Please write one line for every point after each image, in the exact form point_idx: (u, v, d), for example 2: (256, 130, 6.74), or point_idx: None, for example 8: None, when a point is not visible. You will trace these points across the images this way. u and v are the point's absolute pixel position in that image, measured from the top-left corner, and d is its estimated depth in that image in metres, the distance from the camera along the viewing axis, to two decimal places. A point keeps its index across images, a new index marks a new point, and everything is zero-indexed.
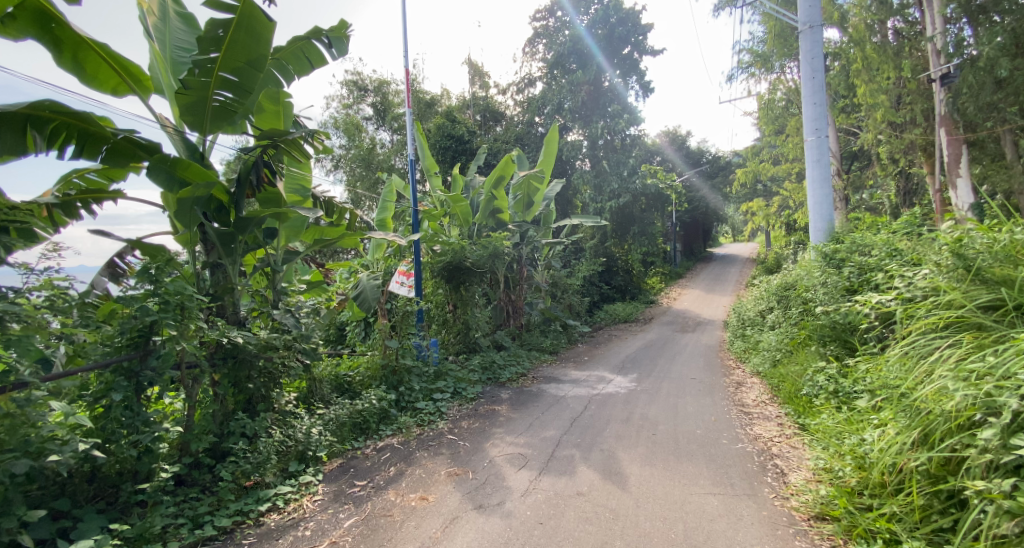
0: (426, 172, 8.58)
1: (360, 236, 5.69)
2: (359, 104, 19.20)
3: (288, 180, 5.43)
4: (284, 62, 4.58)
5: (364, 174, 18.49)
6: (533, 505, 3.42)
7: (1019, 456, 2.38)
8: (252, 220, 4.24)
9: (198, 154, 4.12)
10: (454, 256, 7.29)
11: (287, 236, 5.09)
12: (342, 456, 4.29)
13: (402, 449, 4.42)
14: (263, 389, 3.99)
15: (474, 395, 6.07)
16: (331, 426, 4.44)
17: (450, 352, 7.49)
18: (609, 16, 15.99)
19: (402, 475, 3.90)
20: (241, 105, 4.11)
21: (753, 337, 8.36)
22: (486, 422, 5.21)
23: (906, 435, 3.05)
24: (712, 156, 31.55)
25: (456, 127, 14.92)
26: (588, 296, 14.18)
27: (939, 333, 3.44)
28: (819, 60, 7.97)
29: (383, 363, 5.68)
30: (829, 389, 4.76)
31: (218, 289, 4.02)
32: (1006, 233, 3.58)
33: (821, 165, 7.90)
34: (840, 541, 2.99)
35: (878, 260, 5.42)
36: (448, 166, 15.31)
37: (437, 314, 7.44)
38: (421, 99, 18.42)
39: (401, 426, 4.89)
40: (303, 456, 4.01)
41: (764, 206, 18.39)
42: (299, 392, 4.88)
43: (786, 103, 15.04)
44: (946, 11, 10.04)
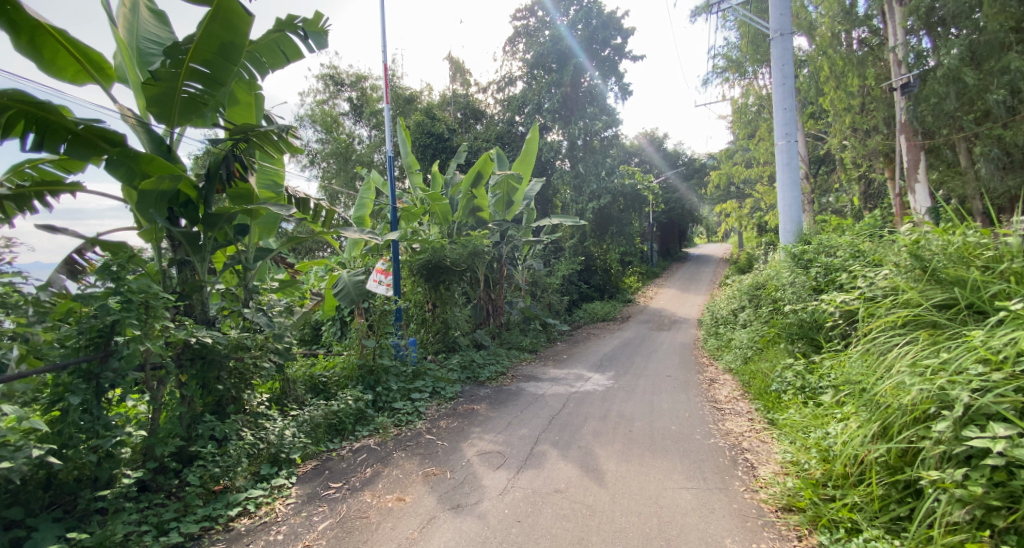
0: (406, 169, 8.53)
1: (336, 234, 5.57)
2: (334, 98, 18.91)
3: (261, 176, 5.32)
4: (257, 55, 4.49)
5: (341, 170, 18.29)
6: (510, 503, 3.46)
7: (970, 447, 2.53)
8: (222, 216, 4.15)
9: (164, 146, 4.03)
10: (433, 254, 7.27)
11: (259, 233, 5.01)
12: (316, 457, 4.25)
13: (379, 450, 4.41)
14: (233, 390, 3.94)
15: (453, 395, 6.05)
16: (305, 428, 4.41)
17: (429, 351, 7.47)
18: (588, 17, 16.14)
19: (378, 477, 3.89)
20: (212, 97, 4.02)
21: (725, 335, 8.57)
22: (464, 421, 5.22)
23: (866, 428, 3.20)
24: (688, 158, 32.37)
25: (436, 124, 14.95)
26: (567, 295, 14.33)
27: (898, 330, 3.59)
28: (790, 67, 8.18)
29: (360, 364, 5.68)
30: (797, 385, 4.92)
31: (186, 286, 3.94)
32: (960, 235, 3.74)
33: (791, 169, 8.13)
34: (805, 531, 3.11)
35: (842, 261, 5.61)
36: (427, 164, 15.28)
37: (416, 314, 7.34)
38: (400, 94, 18.31)
39: (378, 426, 4.87)
40: (276, 459, 3.98)
41: (737, 208, 18.87)
42: (272, 393, 4.84)
43: (758, 107, 15.45)
44: (906, 23, 10.51)
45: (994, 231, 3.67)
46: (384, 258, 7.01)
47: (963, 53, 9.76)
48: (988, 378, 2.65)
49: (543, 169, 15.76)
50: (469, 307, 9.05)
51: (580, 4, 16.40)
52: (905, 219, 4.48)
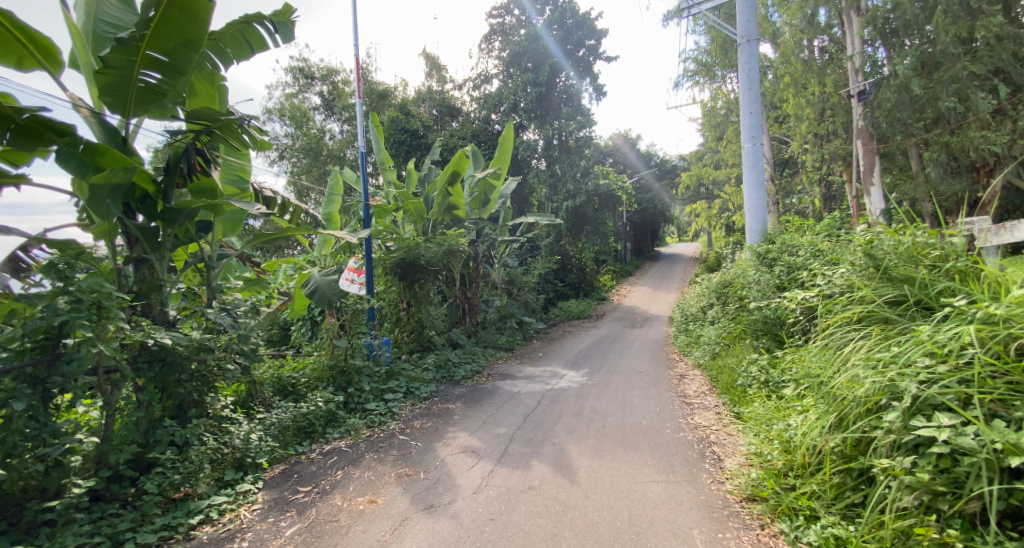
0: (380, 166, 8.45)
1: (307, 231, 5.43)
2: (304, 91, 18.56)
3: (225, 171, 5.15)
4: (221, 44, 4.33)
5: (311, 165, 17.96)
6: (484, 501, 3.49)
7: (917, 436, 2.68)
8: (182, 212, 4.07)
9: (119, 138, 3.90)
10: (407, 253, 7.23)
11: (223, 230, 4.88)
12: (285, 461, 4.20)
13: (350, 452, 4.37)
14: (195, 393, 3.86)
15: (428, 395, 6.05)
16: (272, 431, 4.35)
17: (403, 351, 7.43)
18: (563, 18, 16.31)
19: (349, 479, 3.87)
20: (172, 87, 3.93)
21: (695, 332, 8.80)
22: (438, 421, 5.23)
23: (824, 420, 3.36)
24: (660, 159, 33.22)
25: (410, 121, 14.89)
26: (543, 293, 14.46)
27: (854, 325, 3.77)
28: (756, 72, 8.43)
29: (331, 364, 5.59)
30: (761, 379, 5.11)
31: (143, 285, 3.85)
32: (910, 235, 3.94)
33: (757, 171, 8.40)
34: (767, 520, 3.25)
35: (804, 260, 5.81)
36: (401, 161, 15.21)
37: (390, 313, 7.33)
38: (374, 89, 18.10)
39: (349, 428, 4.83)
40: (241, 463, 3.92)
41: (707, 208, 19.38)
42: (238, 396, 4.78)
43: (726, 111, 15.92)
44: (863, 33, 11.14)
45: (940, 231, 3.87)
46: (357, 256, 6.92)
47: (915, 63, 10.26)
48: (934, 371, 2.80)
49: (520, 168, 15.91)
50: (445, 306, 9.03)
51: (555, 5, 16.56)
52: (859, 220, 4.67)
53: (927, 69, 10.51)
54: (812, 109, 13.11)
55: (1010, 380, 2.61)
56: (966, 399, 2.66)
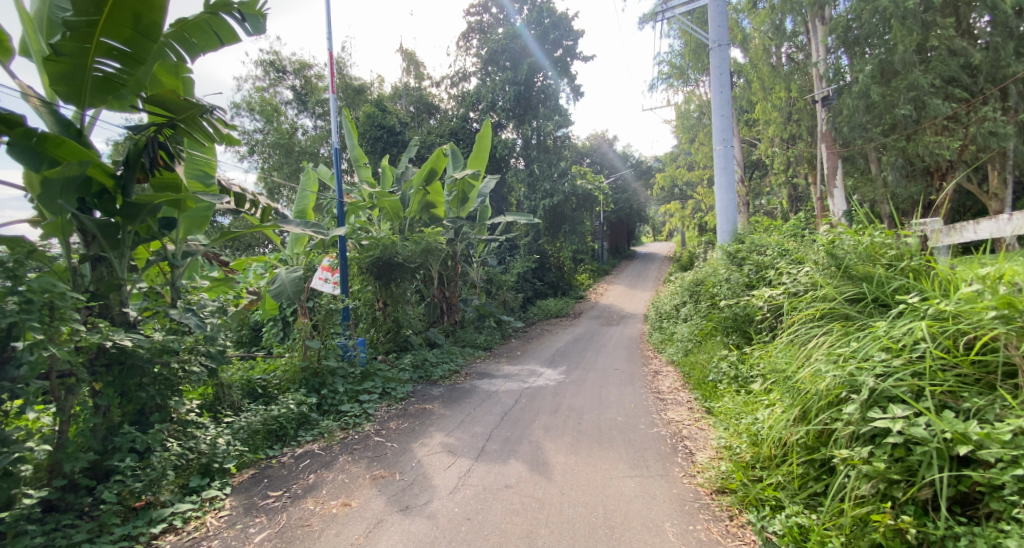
0: (354, 163, 8.36)
1: (275, 229, 5.34)
2: (275, 85, 18.20)
3: (189, 165, 5.05)
4: (186, 34, 4.21)
5: (284, 162, 17.64)
6: (461, 501, 3.51)
7: (874, 427, 2.81)
8: (142, 207, 3.97)
9: (74, 130, 3.77)
10: (383, 251, 7.16)
11: (187, 227, 4.76)
12: (254, 466, 4.13)
13: (322, 455, 4.34)
14: (158, 397, 3.68)
15: (404, 395, 6.04)
16: (241, 435, 4.26)
17: (380, 351, 7.38)
18: (541, 17, 16.44)
19: (322, 482, 3.85)
20: (130, 77, 3.83)
21: (668, 329, 8.97)
22: (415, 421, 5.23)
23: (788, 413, 3.49)
24: (636, 160, 33.77)
25: (387, 117, 14.80)
26: (522, 292, 14.55)
27: (816, 322, 3.91)
28: (727, 76, 8.65)
29: (304, 366, 5.53)
30: (731, 375, 5.26)
31: (101, 285, 3.73)
32: (868, 235, 4.11)
33: (727, 173, 8.61)
34: (736, 511, 3.37)
35: (771, 259, 5.98)
36: (377, 158, 15.09)
37: (365, 313, 7.05)
38: (349, 85, 17.87)
39: (322, 431, 4.80)
40: (207, 469, 3.84)
41: (680, 209, 19.79)
42: (205, 400, 4.68)
43: (699, 114, 16.31)
44: (827, 41, 11.56)
45: (897, 232, 4.05)
46: (331, 255, 6.83)
47: (874, 70, 10.70)
48: (889, 364, 2.94)
49: (498, 167, 15.98)
50: (423, 305, 8.99)
51: (533, 4, 16.68)
52: (822, 221, 4.84)
53: (886, 76, 10.96)
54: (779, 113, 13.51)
55: (958, 373, 2.76)
56: (918, 391, 2.79)
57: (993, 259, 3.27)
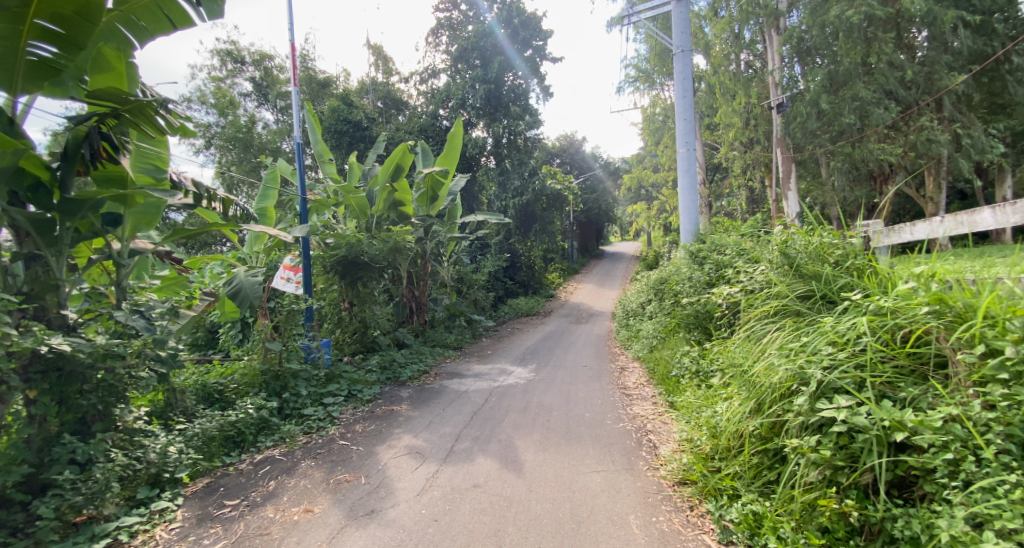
0: (318, 159, 8.22)
1: (236, 226, 5.19)
2: (233, 77, 17.68)
3: (137, 159, 4.56)
4: (131, 16, 3.96)
5: (242, 157, 17.08)
6: (428, 502, 3.53)
7: (822, 417, 2.96)
8: (83, 203, 3.81)
9: (5, 118, 3.58)
10: (348, 250, 7.08)
11: (134, 225, 4.49)
12: (209, 474, 4.03)
13: (283, 461, 4.27)
14: (101, 405, 3.54)
15: (371, 397, 6.00)
16: (195, 442, 4.16)
17: (346, 352, 7.30)
18: (510, 16, 16.59)
19: (284, 489, 3.79)
20: (69, 62, 3.69)
21: (634, 326, 9.18)
22: (382, 423, 5.21)
23: (745, 405, 3.64)
24: (605, 161, 34.35)
25: (352, 112, 14.61)
26: (493, 291, 14.58)
27: (771, 318, 4.10)
28: (689, 80, 8.91)
29: (264, 369, 5.43)
30: (692, 370, 5.45)
31: (37, 285, 3.60)
32: (818, 235, 4.33)
33: (690, 174, 8.87)
34: (696, 502, 3.52)
35: (729, 258, 6.20)
36: (343, 154, 14.88)
37: (331, 313, 7.28)
38: (313, 78, 17.51)
39: (284, 435, 4.72)
40: (157, 480, 3.70)
41: (646, 209, 20.23)
42: (154, 406, 4.50)
43: (664, 117, 16.74)
44: (782, 50, 12.11)
45: (843, 233, 4.28)
46: (294, 253, 6.74)
47: (825, 80, 11.25)
48: (836, 357, 3.11)
49: (468, 165, 16.01)
50: (391, 305, 8.90)
51: (503, 3, 16.77)
52: (776, 222, 5.04)
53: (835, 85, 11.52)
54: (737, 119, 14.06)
55: (896, 364, 2.94)
56: (860, 382, 2.96)
57: (927, 258, 3.50)
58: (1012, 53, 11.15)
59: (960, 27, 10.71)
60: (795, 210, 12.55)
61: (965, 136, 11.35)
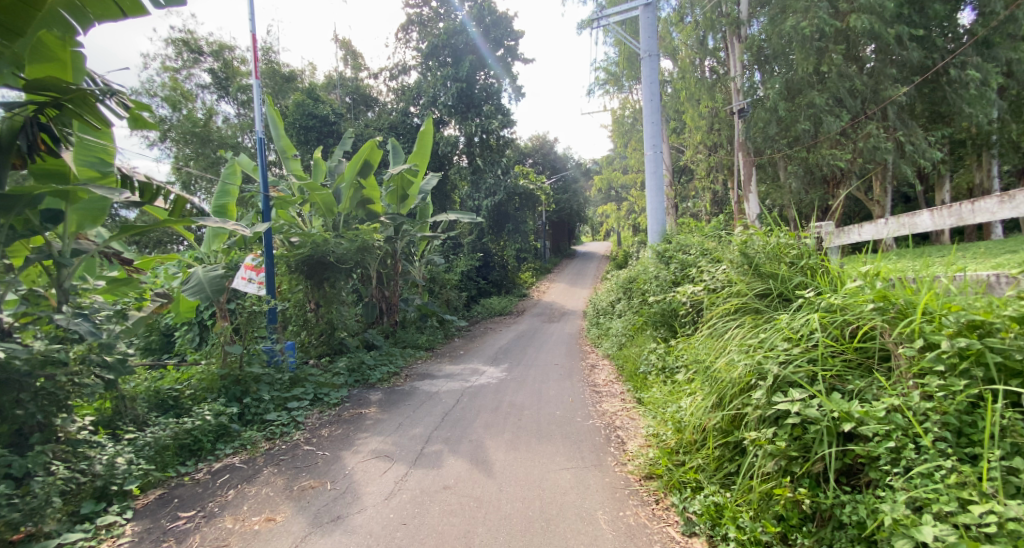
0: (281, 154, 8.04)
1: (189, 223, 5.06)
2: (190, 69, 17.15)
3: (80, 151, 4.57)
4: (79, 3, 3.74)
5: (200, 152, 16.53)
6: (397, 506, 3.51)
7: (778, 411, 3.09)
8: (20, 198, 3.70)
9: None
10: (313, 249, 6.97)
11: (78, 221, 4.48)
12: (162, 486, 3.88)
13: (244, 469, 4.18)
14: (40, 415, 3.32)
15: (338, 400, 5.94)
16: (146, 452, 4.00)
17: (312, 354, 7.19)
18: (482, 14, 16.63)
19: (243, 498, 3.70)
20: (6, 49, 3.51)
21: (605, 324, 9.35)
22: (350, 427, 5.16)
23: (706, 400, 3.77)
24: (576, 162, 34.75)
25: (319, 107, 14.37)
26: (466, 291, 14.57)
27: (731, 316, 4.25)
28: (656, 84, 9.13)
29: (223, 374, 5.23)
30: (659, 366, 5.59)
31: None
32: (775, 236, 4.51)
33: (657, 176, 9.10)
34: (661, 496, 3.63)
35: (693, 258, 6.38)
36: (309, 149, 14.64)
37: (296, 315, 7.07)
38: (276, 72, 17.14)
39: (245, 442, 4.62)
40: (104, 493, 3.51)
41: (616, 210, 20.56)
42: (101, 415, 4.30)
43: (633, 119, 17.05)
44: (743, 58, 12.53)
45: (798, 234, 4.47)
46: (256, 253, 6.60)
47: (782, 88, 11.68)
48: (790, 352, 3.26)
49: (440, 163, 16.00)
50: (361, 306, 8.81)
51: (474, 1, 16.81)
52: (737, 223, 5.22)
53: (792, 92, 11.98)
54: (701, 122, 14.47)
55: (844, 358, 3.11)
56: (812, 376, 3.11)
57: (874, 258, 3.70)
58: (950, 65, 11.84)
59: (904, 41, 11.32)
60: (756, 211, 12.96)
61: (908, 144, 12.00)
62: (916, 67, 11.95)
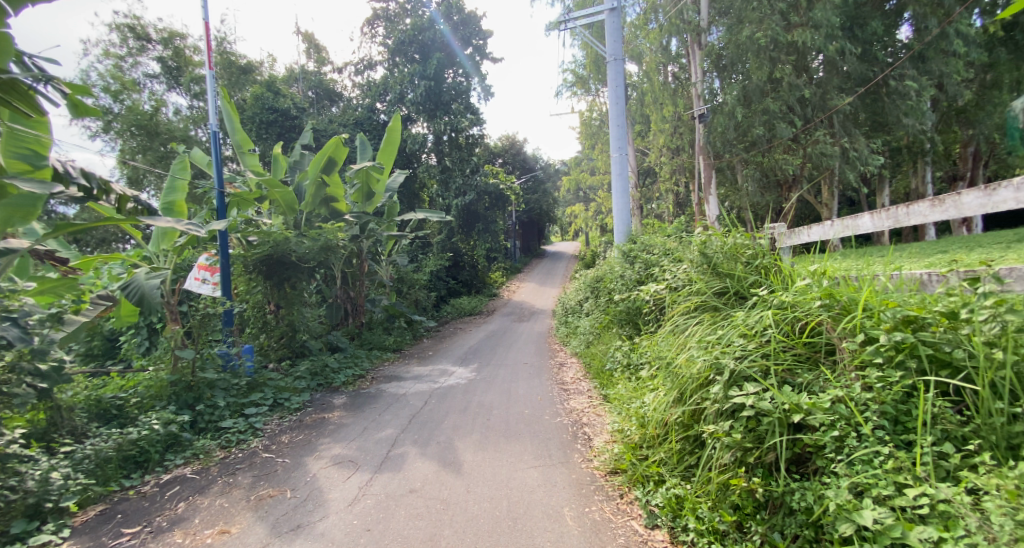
0: (238, 149, 7.85)
1: (134, 222, 4.85)
2: (136, 56, 16.47)
3: (9, 143, 4.36)
4: None
5: (149, 145, 15.86)
6: (361, 512, 3.47)
7: (734, 405, 3.22)
8: None
9: None
10: (274, 247, 6.75)
11: (7, 217, 4.19)
12: (104, 501, 3.71)
13: (196, 480, 4.06)
14: None
15: (299, 405, 5.85)
16: (84, 466, 3.78)
17: (272, 358, 7.05)
18: (450, 12, 16.61)
19: (195, 511, 3.59)
20: None
21: (573, 323, 9.49)
22: (311, 433, 5.09)
23: (668, 396, 3.89)
24: (545, 163, 35.05)
25: (279, 100, 14.07)
26: (435, 291, 14.48)
27: (691, 314, 4.39)
28: (622, 87, 9.34)
29: (173, 380, 5.10)
30: (624, 362, 5.72)
31: None
32: (732, 237, 4.68)
33: (623, 178, 9.33)
34: (626, 490, 3.74)
35: (656, 258, 6.56)
36: (269, 144, 14.30)
37: (255, 316, 6.92)
38: (232, 63, 16.64)
39: (197, 452, 4.50)
40: (37, 511, 3.29)
41: (584, 211, 20.86)
42: (34, 428, 4.05)
43: (600, 122, 17.35)
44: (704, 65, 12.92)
45: (753, 235, 4.66)
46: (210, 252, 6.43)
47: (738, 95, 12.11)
48: (745, 347, 3.40)
49: (408, 162, 15.92)
50: (324, 307, 8.69)
51: None
52: (697, 223, 5.39)
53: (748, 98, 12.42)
54: (664, 125, 14.84)
55: (794, 352, 3.26)
56: (765, 370, 3.25)
57: (822, 258, 3.89)
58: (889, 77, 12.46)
59: (846, 54, 11.89)
60: (716, 213, 13.35)
61: (855, 150, 12.63)
62: (858, 78, 12.56)
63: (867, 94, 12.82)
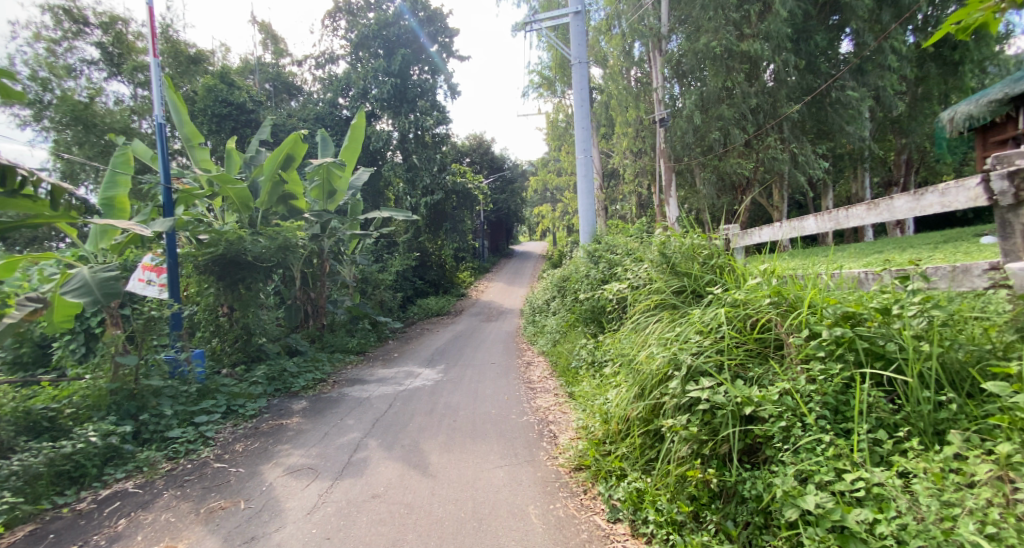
0: (186, 142, 7.58)
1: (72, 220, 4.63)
2: (72, 40, 15.67)
3: None
4: None
5: (86, 135, 15.00)
6: (320, 520, 3.43)
7: (690, 400, 3.34)
8: None
9: None
10: (227, 247, 6.53)
11: None
12: (34, 520, 3.54)
13: (140, 494, 3.93)
14: None
15: (254, 412, 5.72)
16: (12, 484, 3.59)
17: (226, 363, 6.86)
18: (416, 9, 16.48)
19: (137, 527, 3.46)
20: None
21: (539, 322, 9.60)
22: (267, 440, 4.99)
23: (630, 392, 3.99)
24: (513, 163, 35.23)
25: (233, 93, 13.65)
26: (401, 291, 14.32)
27: (652, 312, 4.52)
28: (586, 90, 9.52)
29: (113, 388, 4.85)
30: (589, 360, 5.84)
31: None
32: (689, 238, 4.84)
33: (588, 180, 9.53)
34: (590, 486, 3.83)
35: (619, 258, 6.71)
36: (223, 139, 13.84)
37: (206, 319, 6.72)
38: (181, 51, 16.00)
39: (141, 464, 4.34)
40: None
41: (551, 211, 21.06)
42: None
43: (565, 123, 17.59)
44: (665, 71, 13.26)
45: (709, 236, 4.84)
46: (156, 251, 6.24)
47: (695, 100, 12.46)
48: (701, 344, 3.53)
49: (373, 159, 15.72)
50: (283, 310, 8.52)
51: None
52: (657, 224, 5.54)
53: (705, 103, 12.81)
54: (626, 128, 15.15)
55: (746, 348, 3.42)
56: (720, 365, 3.39)
57: (771, 259, 4.08)
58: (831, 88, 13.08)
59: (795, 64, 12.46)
60: (675, 215, 13.71)
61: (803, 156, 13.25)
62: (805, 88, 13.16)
63: (813, 103, 13.42)
